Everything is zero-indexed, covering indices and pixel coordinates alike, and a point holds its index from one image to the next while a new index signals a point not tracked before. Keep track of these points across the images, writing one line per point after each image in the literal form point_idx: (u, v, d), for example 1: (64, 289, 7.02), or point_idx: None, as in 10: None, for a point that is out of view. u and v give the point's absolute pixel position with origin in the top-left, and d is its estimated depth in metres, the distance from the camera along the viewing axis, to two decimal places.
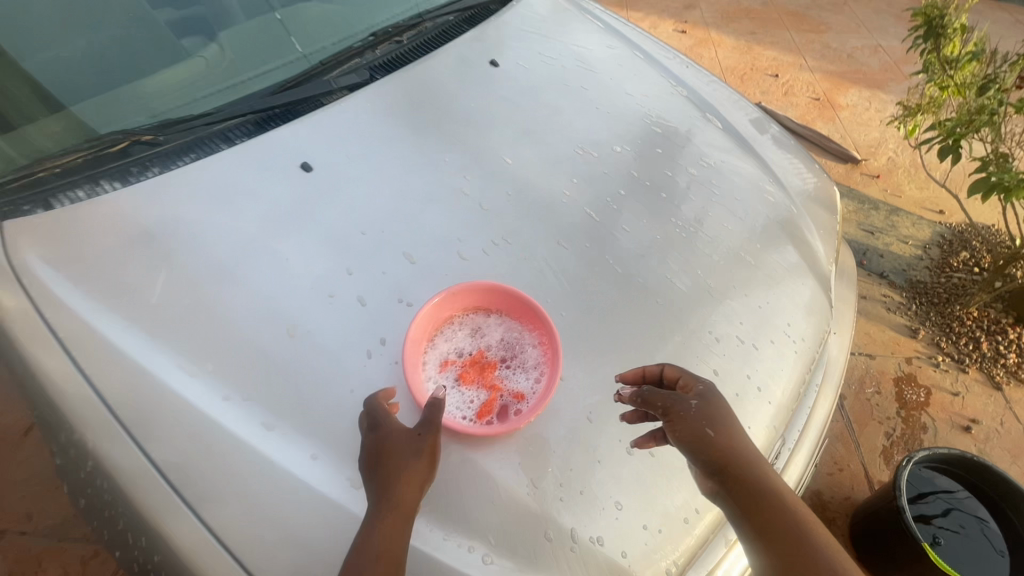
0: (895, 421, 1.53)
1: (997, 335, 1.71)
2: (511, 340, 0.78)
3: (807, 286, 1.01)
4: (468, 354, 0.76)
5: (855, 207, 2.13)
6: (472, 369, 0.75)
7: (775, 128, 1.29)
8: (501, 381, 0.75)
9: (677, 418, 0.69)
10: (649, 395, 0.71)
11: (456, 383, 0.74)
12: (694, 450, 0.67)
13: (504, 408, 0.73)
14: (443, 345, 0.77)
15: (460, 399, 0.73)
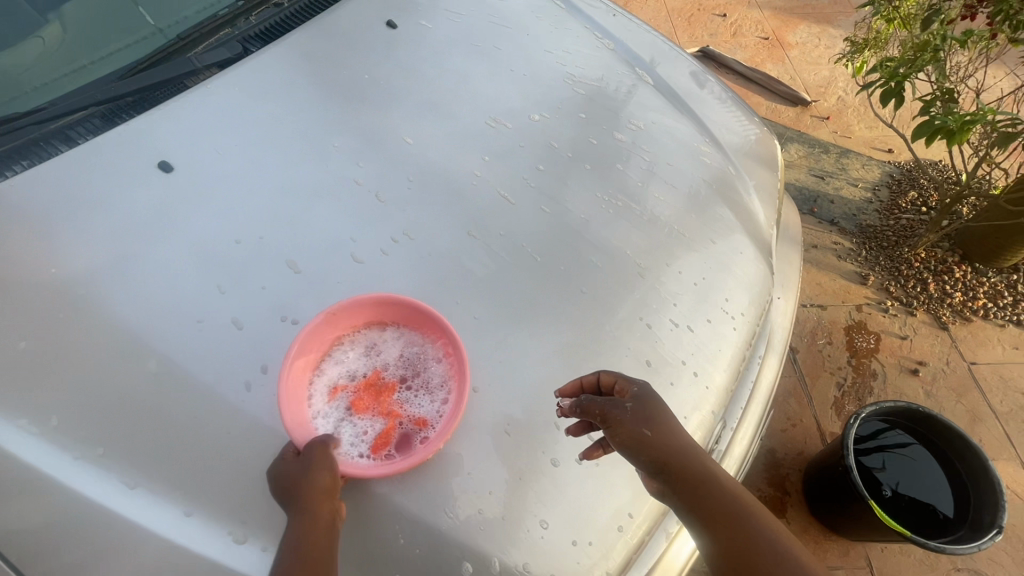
0: (846, 370, 1.52)
1: (943, 275, 1.70)
2: (412, 357, 0.70)
3: (744, 255, 0.95)
4: (363, 378, 0.67)
5: (805, 152, 2.08)
6: (369, 395, 0.67)
7: (711, 77, 1.19)
8: (400, 406, 0.66)
9: (615, 425, 0.62)
10: (581, 403, 0.64)
11: (348, 413, 0.65)
12: (634, 456, 0.61)
13: (407, 437, 0.65)
14: (333, 369, 0.68)
15: (354, 432, 0.64)
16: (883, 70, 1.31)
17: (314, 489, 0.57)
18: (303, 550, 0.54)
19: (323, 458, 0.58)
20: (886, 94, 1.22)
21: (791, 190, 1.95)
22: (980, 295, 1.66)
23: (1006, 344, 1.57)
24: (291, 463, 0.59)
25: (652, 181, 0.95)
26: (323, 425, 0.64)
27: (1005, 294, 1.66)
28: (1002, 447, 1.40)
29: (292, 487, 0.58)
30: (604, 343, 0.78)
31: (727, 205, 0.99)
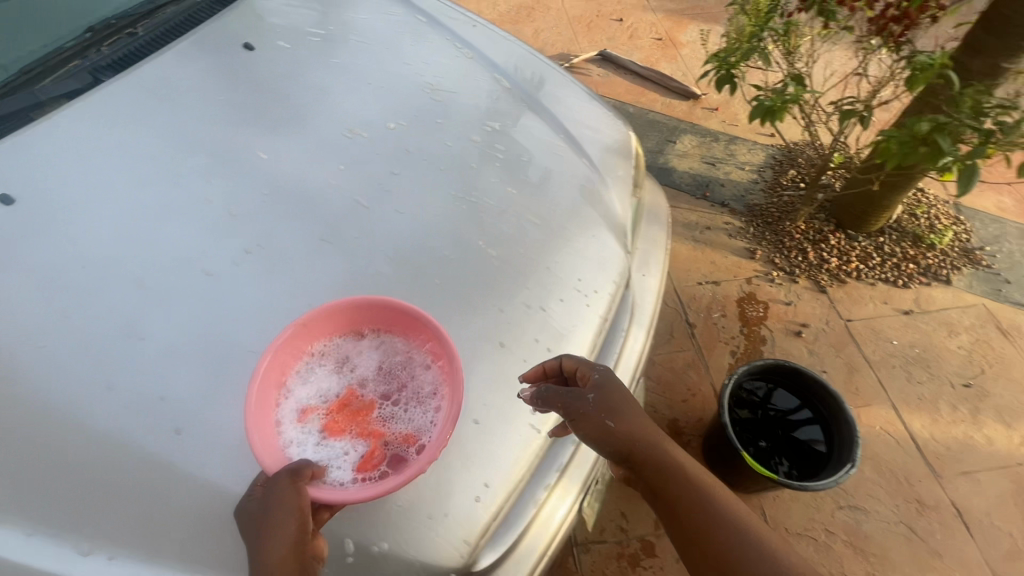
0: (738, 339, 1.65)
1: (821, 243, 1.86)
2: (389, 369, 0.73)
3: (598, 238, 1.03)
4: (341, 402, 0.70)
5: (697, 142, 2.24)
6: (350, 419, 0.70)
7: (569, 78, 1.29)
8: (386, 426, 0.69)
9: (579, 417, 0.70)
10: (550, 396, 0.71)
11: (334, 432, 0.68)
12: (597, 444, 0.69)
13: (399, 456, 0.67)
14: (317, 393, 0.71)
15: (341, 456, 0.66)
16: (716, 62, 1.43)
17: (275, 520, 0.60)
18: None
19: (274, 488, 0.61)
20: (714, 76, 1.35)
21: (686, 178, 2.10)
22: (853, 258, 1.82)
23: (876, 300, 1.73)
24: (255, 497, 0.63)
25: (505, 179, 1.01)
26: (303, 454, 0.67)
27: (874, 255, 1.83)
28: (875, 394, 1.54)
29: (255, 521, 0.62)
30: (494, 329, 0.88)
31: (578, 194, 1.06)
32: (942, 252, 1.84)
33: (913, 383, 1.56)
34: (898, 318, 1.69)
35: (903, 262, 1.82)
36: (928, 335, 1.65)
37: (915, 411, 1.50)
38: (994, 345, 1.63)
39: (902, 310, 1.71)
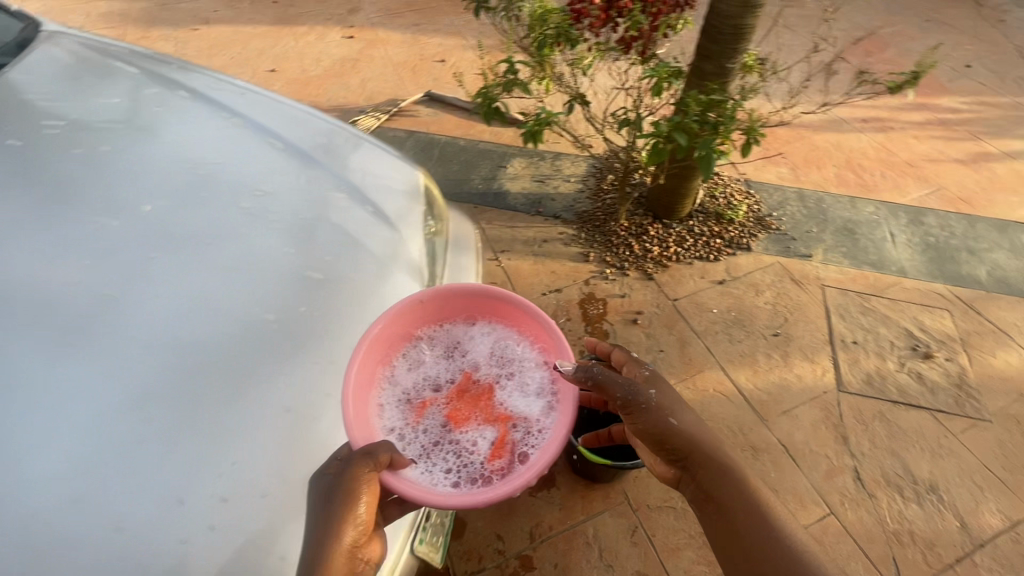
0: (584, 338, 1.78)
1: (643, 235, 2.07)
2: (500, 359, 0.95)
3: (390, 278, 1.06)
4: (461, 388, 0.90)
5: (527, 163, 2.40)
6: (470, 406, 0.88)
7: (357, 134, 1.35)
8: (508, 411, 0.88)
9: (634, 411, 0.80)
10: (610, 386, 0.82)
11: (462, 415, 0.87)
12: (652, 433, 0.80)
13: (521, 438, 0.84)
14: (440, 381, 0.92)
15: (472, 435, 0.85)
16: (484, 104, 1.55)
17: (343, 499, 0.72)
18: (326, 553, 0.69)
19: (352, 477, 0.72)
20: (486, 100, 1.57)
21: (521, 200, 2.26)
22: (670, 243, 2.05)
23: (695, 276, 1.95)
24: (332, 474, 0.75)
25: (280, 237, 1.03)
26: (433, 434, 0.85)
27: (688, 238, 2.07)
28: (706, 360, 1.71)
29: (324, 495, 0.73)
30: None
31: (363, 237, 1.10)
32: (741, 225, 2.12)
33: (734, 343, 1.76)
34: (715, 288, 1.91)
35: (711, 239, 2.07)
36: (741, 298, 1.88)
37: (739, 366, 1.70)
38: (792, 294, 1.90)
39: (717, 281, 1.94)
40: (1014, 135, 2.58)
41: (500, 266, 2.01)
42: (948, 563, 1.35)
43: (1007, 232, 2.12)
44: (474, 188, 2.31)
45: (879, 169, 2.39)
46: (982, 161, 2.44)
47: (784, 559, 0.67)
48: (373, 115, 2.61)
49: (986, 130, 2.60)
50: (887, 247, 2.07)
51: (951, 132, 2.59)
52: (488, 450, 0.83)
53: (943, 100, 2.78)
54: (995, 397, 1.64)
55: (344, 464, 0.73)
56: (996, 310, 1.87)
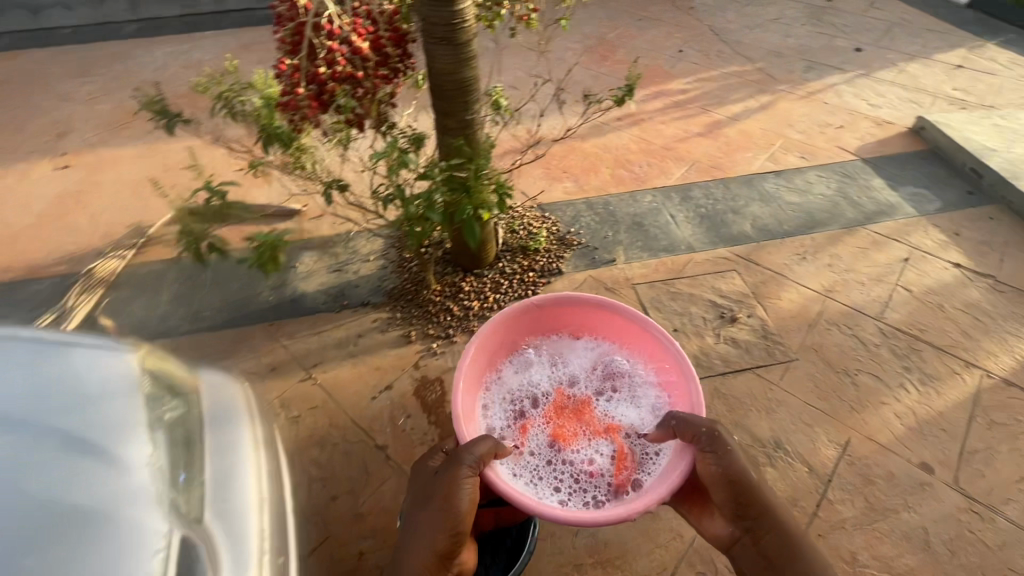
0: (430, 432, 1.63)
1: (459, 294, 1.98)
2: (605, 371, 1.50)
3: (89, 539, 0.81)
4: (558, 406, 1.43)
5: (317, 255, 2.16)
6: (570, 424, 1.39)
7: (33, 333, 1.06)
8: (609, 425, 1.38)
9: (726, 460, 1.15)
10: (696, 428, 1.18)
11: (561, 432, 1.36)
12: (733, 477, 1.14)
13: (627, 457, 1.31)
14: (530, 398, 1.45)
15: (583, 451, 1.33)
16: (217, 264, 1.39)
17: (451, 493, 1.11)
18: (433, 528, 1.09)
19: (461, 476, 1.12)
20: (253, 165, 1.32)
21: (321, 297, 2.02)
22: (488, 292, 2.00)
23: None
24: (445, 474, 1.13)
25: None
26: (540, 445, 1.34)
27: (503, 281, 2.04)
28: None
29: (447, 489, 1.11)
30: (602, 354, 1.53)
31: (73, 499, 0.84)
32: (547, 251, 2.15)
33: None
34: None
35: (524, 274, 2.07)
36: None
37: None
38: None
39: None
40: (731, 100, 3.03)
41: (317, 383, 1.75)
42: (810, 512, 1.43)
43: (754, 185, 2.45)
44: (264, 302, 2.02)
45: (644, 159, 2.62)
46: (716, 129, 2.81)
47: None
48: (114, 254, 2.15)
49: (711, 102, 3.03)
50: (672, 229, 2.25)
51: (687, 111, 2.96)
52: (604, 468, 1.30)
53: (673, 84, 3.19)
54: (794, 335, 1.83)
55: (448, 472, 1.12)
56: (769, 256, 2.12)
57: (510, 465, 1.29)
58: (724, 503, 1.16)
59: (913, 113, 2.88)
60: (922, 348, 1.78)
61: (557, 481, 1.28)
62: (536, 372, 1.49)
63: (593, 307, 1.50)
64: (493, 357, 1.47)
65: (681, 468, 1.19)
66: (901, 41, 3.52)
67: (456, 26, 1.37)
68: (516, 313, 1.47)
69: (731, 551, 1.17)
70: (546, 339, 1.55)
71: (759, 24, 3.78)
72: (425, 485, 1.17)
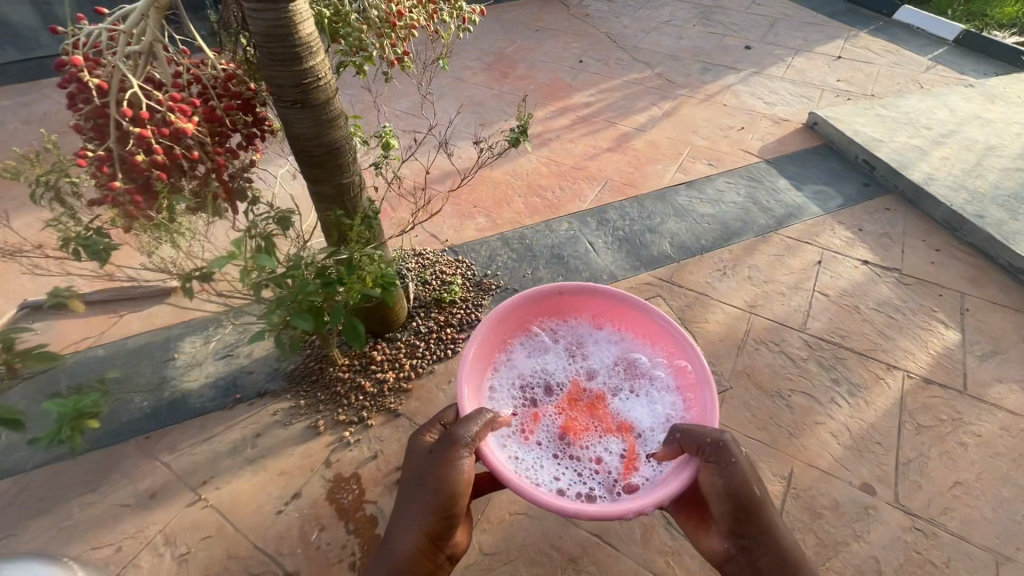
0: (349, 544, 1.42)
1: (370, 366, 1.77)
2: (626, 365, 1.44)
3: None
4: (571, 396, 1.38)
5: (201, 340, 1.88)
6: (579, 416, 1.34)
7: None
8: (620, 423, 1.33)
9: (731, 474, 1.07)
10: (700, 439, 1.11)
11: (569, 423, 1.32)
12: (737, 492, 1.06)
13: (633, 457, 1.26)
14: (544, 382, 1.41)
15: (590, 444, 1.28)
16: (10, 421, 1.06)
17: (444, 471, 1.07)
18: (427, 506, 1.07)
19: (454, 452, 1.07)
20: (68, 247, 1.01)
21: (208, 393, 1.73)
22: (403, 358, 1.80)
23: (442, 386, 1.74)
24: (437, 451, 1.09)
25: None
26: (548, 434, 1.30)
27: (419, 343, 1.85)
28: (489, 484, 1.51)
29: (441, 465, 1.07)
30: (624, 348, 1.47)
31: None
32: (463, 301, 1.98)
33: None
34: None
35: (442, 331, 1.89)
36: None
37: None
38: None
39: None
40: (636, 110, 2.99)
41: (209, 506, 1.49)
42: None
43: (667, 199, 2.40)
44: (136, 409, 1.70)
45: (557, 183, 2.51)
46: (625, 143, 2.76)
47: None
48: None
49: (616, 114, 2.98)
50: (593, 258, 2.15)
51: (594, 126, 2.89)
52: (609, 466, 1.25)
53: (577, 97, 3.12)
54: (726, 361, 1.78)
55: (442, 453, 1.07)
56: (691, 275, 2.06)
57: (509, 448, 1.25)
58: (721, 519, 1.08)
59: (805, 108, 2.97)
60: (846, 356, 1.78)
61: (554, 471, 1.23)
62: (553, 357, 1.45)
63: (613, 299, 1.46)
64: (508, 339, 1.44)
65: (681, 477, 1.12)
66: (785, 36, 3.66)
67: (305, 86, 1.15)
68: (534, 296, 1.43)
69: (724, 568, 1.10)
70: (566, 327, 1.51)
71: (653, 28, 3.80)
72: (417, 467, 1.12)
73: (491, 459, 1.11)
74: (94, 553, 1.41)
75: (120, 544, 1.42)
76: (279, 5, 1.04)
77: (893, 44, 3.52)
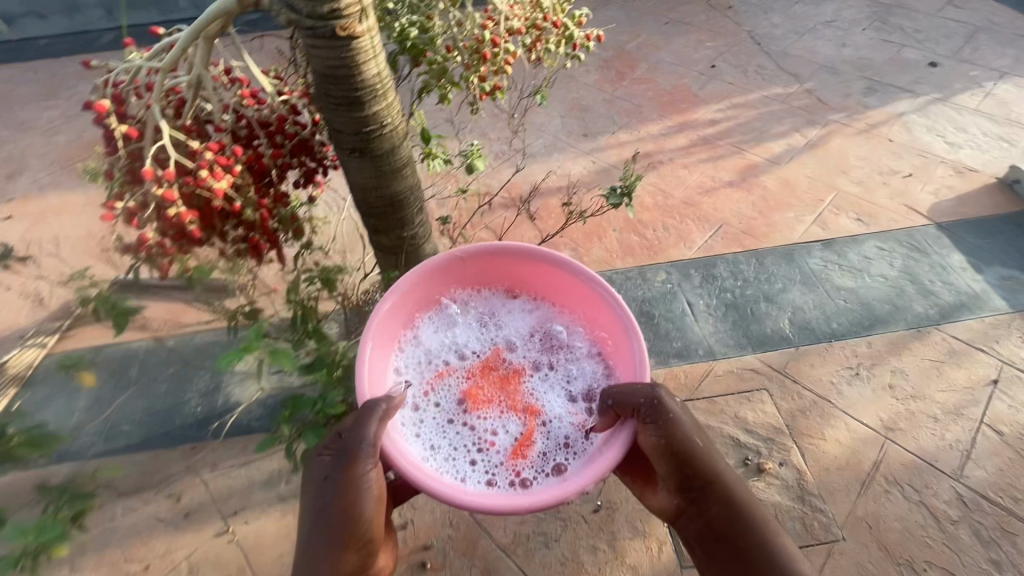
0: None
1: None
2: (548, 335, 1.12)
3: None
4: (483, 364, 1.07)
5: None
6: (490, 390, 1.05)
7: None
8: (539, 403, 1.03)
9: (672, 431, 0.91)
10: (634, 399, 0.92)
11: (476, 396, 1.03)
12: (680, 446, 0.92)
13: (551, 443, 0.99)
14: (450, 353, 1.09)
15: (498, 422, 1.01)
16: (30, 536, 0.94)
17: (350, 492, 0.87)
18: (340, 540, 0.87)
19: (358, 465, 0.86)
20: (87, 306, 0.93)
21: (257, 411, 1.67)
22: None
23: None
24: (337, 471, 0.88)
25: None
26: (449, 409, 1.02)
27: None
28: None
29: (347, 486, 0.87)
30: (541, 315, 1.15)
31: None
32: None
33: (551, 546, 1.38)
34: None
35: None
36: None
37: None
38: None
39: None
40: (772, 136, 2.51)
41: (234, 541, 1.45)
42: None
43: (795, 260, 1.98)
44: (191, 413, 1.67)
45: (660, 220, 2.16)
46: (751, 177, 2.32)
47: (768, 558, 0.89)
48: (30, 344, 1.74)
49: (746, 138, 2.52)
50: (689, 324, 1.81)
51: (717, 150, 2.47)
52: (519, 448, 0.98)
53: (701, 112, 2.69)
54: (841, 499, 1.41)
55: (344, 470, 0.87)
56: (811, 370, 1.67)
57: (424, 440, 0.98)
58: (666, 476, 0.94)
59: (1002, 156, 2.34)
60: (1017, 530, 1.35)
61: (477, 453, 0.97)
62: (457, 328, 1.12)
63: (520, 256, 1.13)
64: (405, 314, 1.10)
65: (613, 450, 0.92)
66: (987, 53, 2.91)
67: (367, 133, 0.97)
68: (439, 265, 1.10)
69: (676, 525, 0.97)
70: (480, 293, 1.17)
71: (809, 29, 3.18)
72: (313, 496, 0.90)
73: (402, 461, 0.89)
74: (126, 565, 1.42)
75: (150, 561, 1.42)
76: (340, 45, 0.84)
77: None
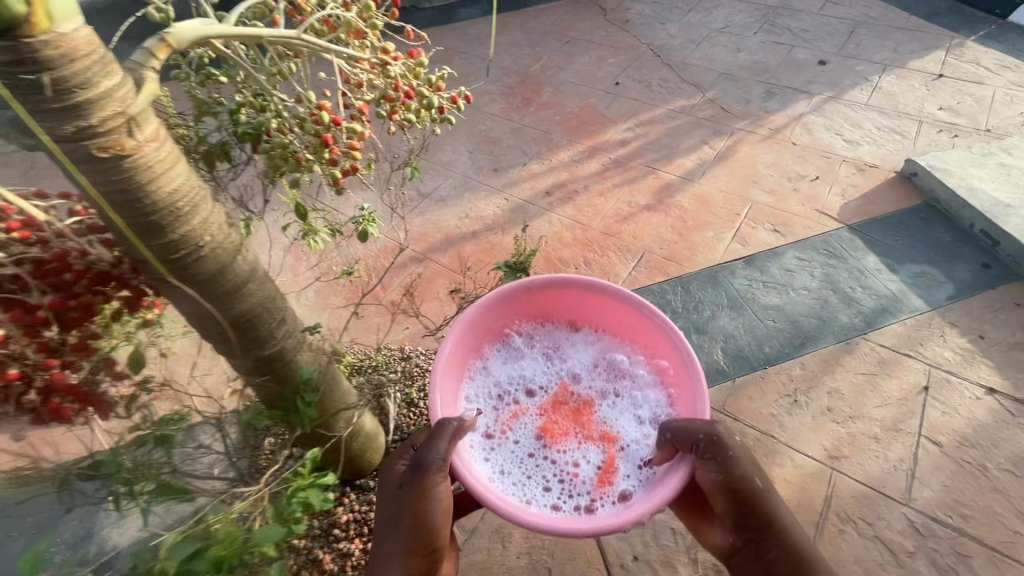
0: None
1: (332, 532, 1.41)
2: (613, 368, 1.16)
3: None
4: (556, 396, 1.11)
5: None
6: (562, 421, 1.08)
7: None
8: (610, 430, 1.08)
9: (731, 469, 0.89)
10: (692, 434, 0.92)
11: (549, 429, 1.06)
12: (740, 486, 0.88)
13: (624, 470, 1.01)
14: (524, 387, 1.12)
15: (574, 452, 1.04)
16: None
17: (419, 502, 0.88)
18: (409, 548, 0.88)
19: (430, 474, 0.88)
20: None
21: None
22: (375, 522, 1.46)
23: None
24: (409, 479, 0.89)
25: None
26: (524, 442, 1.05)
27: None
28: None
29: (417, 495, 0.88)
30: (602, 348, 1.19)
31: None
32: None
33: None
34: None
35: None
36: (487, 567, 1.38)
37: None
38: None
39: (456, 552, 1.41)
40: (682, 151, 2.48)
41: None
42: None
43: (720, 283, 1.92)
44: None
45: (581, 255, 2.06)
46: (666, 198, 2.27)
47: None
48: None
49: (657, 156, 2.47)
50: None
51: (630, 172, 2.40)
52: (593, 475, 1.01)
53: (610, 132, 2.63)
54: None
55: (413, 482, 0.88)
56: (750, 403, 1.59)
57: (497, 468, 1.00)
58: (724, 517, 0.90)
59: (897, 149, 2.41)
60: (972, 552, 1.32)
61: (552, 483, 0.99)
62: (526, 362, 1.15)
63: (589, 291, 1.16)
64: (475, 346, 1.13)
65: (677, 475, 0.93)
66: (868, 47, 3.03)
67: (176, 260, 0.76)
68: (508, 297, 1.13)
69: (729, 566, 0.92)
70: (544, 328, 1.21)
71: (704, 37, 3.22)
72: (391, 502, 0.92)
73: (469, 479, 0.91)
74: None
75: None
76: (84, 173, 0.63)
77: (1011, 59, 2.89)
